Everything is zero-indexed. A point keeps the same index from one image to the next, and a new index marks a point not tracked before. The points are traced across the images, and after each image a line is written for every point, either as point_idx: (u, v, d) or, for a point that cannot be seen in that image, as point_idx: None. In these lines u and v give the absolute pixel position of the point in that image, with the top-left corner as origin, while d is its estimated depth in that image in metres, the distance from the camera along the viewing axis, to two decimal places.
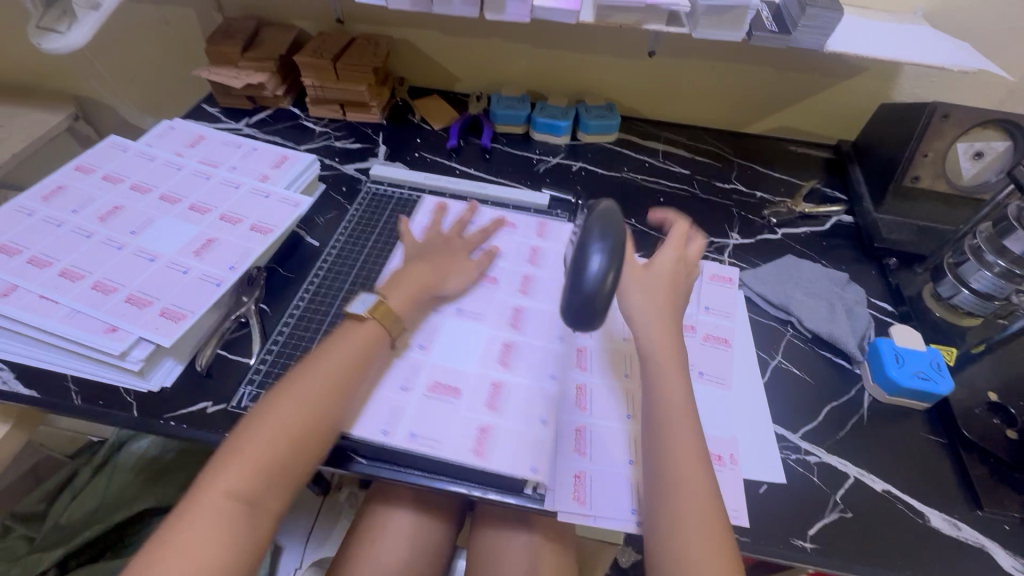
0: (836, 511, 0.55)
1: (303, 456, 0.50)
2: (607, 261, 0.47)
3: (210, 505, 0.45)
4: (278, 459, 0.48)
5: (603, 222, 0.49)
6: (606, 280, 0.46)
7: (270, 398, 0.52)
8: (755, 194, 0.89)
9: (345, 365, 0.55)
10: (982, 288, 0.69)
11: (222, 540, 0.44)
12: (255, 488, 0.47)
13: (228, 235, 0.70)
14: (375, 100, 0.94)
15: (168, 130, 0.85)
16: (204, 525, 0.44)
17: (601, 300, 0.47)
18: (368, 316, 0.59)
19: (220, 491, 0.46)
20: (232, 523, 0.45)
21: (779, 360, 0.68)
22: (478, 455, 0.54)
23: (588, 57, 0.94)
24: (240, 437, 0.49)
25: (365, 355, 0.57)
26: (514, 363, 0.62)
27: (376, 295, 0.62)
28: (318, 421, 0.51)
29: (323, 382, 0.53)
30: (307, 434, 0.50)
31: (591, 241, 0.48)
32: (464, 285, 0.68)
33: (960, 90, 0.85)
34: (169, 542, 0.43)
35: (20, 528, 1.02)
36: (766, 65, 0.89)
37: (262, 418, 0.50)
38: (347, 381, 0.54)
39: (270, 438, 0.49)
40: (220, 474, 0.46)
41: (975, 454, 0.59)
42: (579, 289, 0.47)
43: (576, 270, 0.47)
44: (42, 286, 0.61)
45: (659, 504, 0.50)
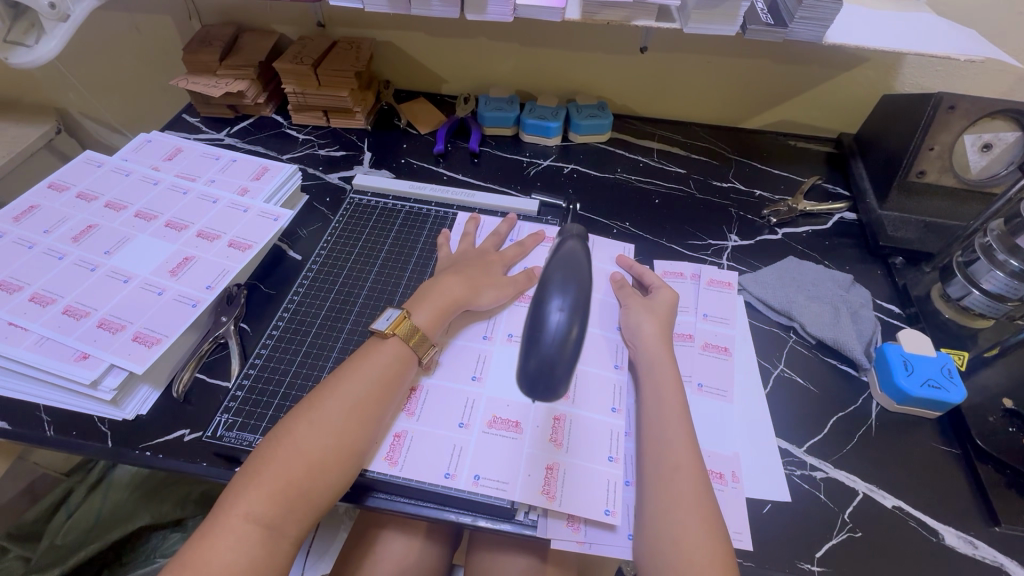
0: (844, 531, 0.52)
1: (325, 480, 0.48)
2: (569, 313, 0.32)
3: (229, 529, 0.44)
4: (297, 484, 0.47)
5: (566, 269, 0.34)
6: (569, 340, 0.31)
7: (291, 419, 0.50)
8: (754, 192, 0.86)
9: (373, 389, 0.53)
10: (994, 289, 0.65)
11: (240, 568, 0.43)
12: (273, 513, 0.46)
13: (205, 253, 0.67)
14: (359, 105, 0.91)
15: (145, 144, 0.82)
16: (223, 550, 0.43)
17: (564, 368, 0.31)
18: (390, 333, 0.57)
19: (239, 515, 0.45)
20: (250, 549, 0.44)
21: (781, 369, 0.65)
22: (549, 499, 0.52)
23: (578, 55, 0.90)
24: (261, 459, 0.48)
25: (391, 374, 0.54)
26: (576, 394, 0.59)
27: (401, 309, 0.59)
28: (339, 444, 0.49)
29: (345, 403, 0.51)
30: (327, 458, 0.48)
31: (549, 283, 0.33)
32: (498, 299, 0.64)
33: (967, 79, 0.82)
34: (186, 568, 0.42)
35: (17, 548, 0.95)
36: (764, 57, 0.85)
37: (282, 441, 0.49)
38: (370, 402, 0.52)
39: (289, 461, 0.47)
40: (239, 498, 0.46)
41: (990, 465, 0.56)
42: (534, 352, 0.31)
43: (528, 326, 0.32)
44: (11, 312, 0.59)
45: (654, 528, 0.48)
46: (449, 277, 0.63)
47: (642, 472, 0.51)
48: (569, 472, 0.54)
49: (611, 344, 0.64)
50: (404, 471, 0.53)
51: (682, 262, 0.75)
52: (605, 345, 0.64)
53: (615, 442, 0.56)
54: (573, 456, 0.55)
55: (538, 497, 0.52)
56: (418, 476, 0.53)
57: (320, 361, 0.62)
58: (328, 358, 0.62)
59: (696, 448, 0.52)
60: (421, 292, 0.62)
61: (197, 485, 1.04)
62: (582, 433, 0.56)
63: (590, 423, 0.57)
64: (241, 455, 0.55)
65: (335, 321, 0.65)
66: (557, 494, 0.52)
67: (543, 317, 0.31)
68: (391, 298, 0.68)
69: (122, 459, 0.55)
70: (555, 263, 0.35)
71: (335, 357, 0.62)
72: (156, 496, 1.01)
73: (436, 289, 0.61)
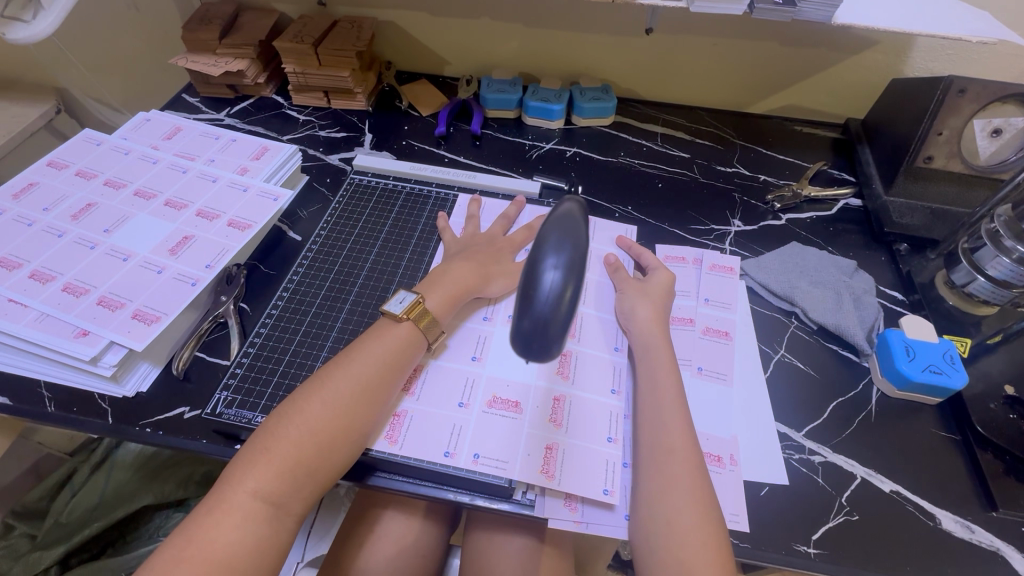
0: (841, 514, 0.53)
1: (333, 459, 0.48)
2: (564, 273, 0.32)
3: (235, 506, 0.44)
4: (305, 463, 0.47)
5: (561, 230, 0.34)
6: (563, 300, 0.32)
7: (299, 397, 0.50)
8: (759, 177, 0.85)
9: (378, 368, 0.53)
10: (1000, 276, 0.64)
11: (246, 544, 0.43)
12: (281, 491, 0.46)
13: (204, 232, 0.67)
14: (360, 86, 0.90)
15: (144, 123, 0.81)
16: (229, 527, 0.43)
17: (558, 328, 0.32)
18: (404, 317, 0.56)
19: (246, 493, 0.45)
20: (257, 526, 0.44)
21: (782, 354, 0.65)
22: (548, 478, 0.52)
23: (582, 36, 0.89)
24: (267, 437, 0.48)
25: (400, 356, 0.55)
26: (575, 376, 0.59)
27: (415, 293, 0.59)
28: (348, 424, 0.50)
29: (355, 383, 0.51)
30: (336, 437, 0.49)
31: (544, 244, 0.33)
32: (510, 288, 0.65)
33: (978, 62, 0.80)
34: (190, 544, 0.42)
35: (22, 525, 0.97)
36: (772, 38, 0.84)
37: (291, 419, 0.48)
38: (380, 383, 0.52)
39: (298, 440, 0.47)
40: (246, 475, 0.46)
41: (990, 452, 0.56)
42: (528, 310, 0.32)
43: (523, 284, 0.33)
44: (11, 289, 0.59)
45: (648, 509, 0.48)
46: (461, 264, 0.63)
47: (639, 453, 0.51)
48: (559, 445, 0.54)
49: (607, 326, 0.64)
50: (403, 450, 0.53)
51: (685, 246, 0.74)
52: (603, 328, 0.63)
53: (615, 423, 0.56)
54: (572, 436, 0.55)
55: (537, 476, 0.52)
56: (418, 454, 0.53)
57: (319, 341, 0.62)
58: (327, 338, 0.62)
59: (691, 432, 0.52)
60: (433, 277, 0.62)
61: (202, 465, 1.04)
62: (581, 413, 0.56)
63: (589, 404, 0.57)
64: (241, 432, 0.55)
65: (334, 301, 0.65)
66: (557, 473, 0.52)
67: (538, 279, 0.32)
68: (391, 280, 0.68)
69: (123, 436, 0.55)
70: (552, 224, 0.35)
71: (335, 337, 0.62)
72: (160, 477, 1.00)
73: (449, 278, 0.61)
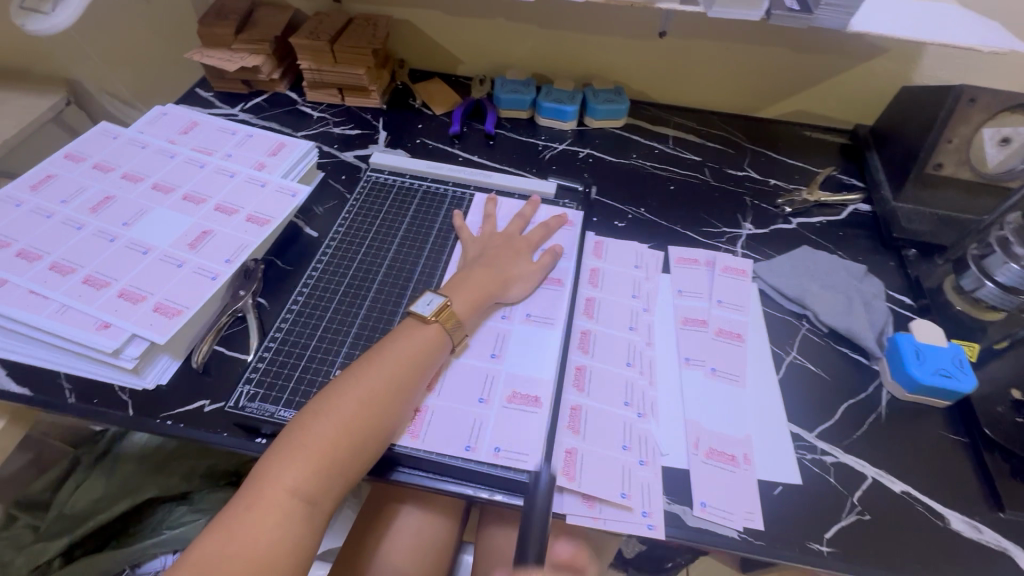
0: (853, 514, 0.54)
1: (364, 457, 0.49)
2: None
3: (273, 504, 0.45)
4: (339, 460, 0.48)
5: None
6: None
7: (331, 395, 0.51)
8: (769, 181, 0.86)
9: (407, 367, 0.54)
10: (1007, 281, 0.65)
11: (284, 542, 0.44)
12: (316, 487, 0.46)
13: (223, 227, 0.67)
14: (374, 84, 0.90)
15: (160, 116, 0.82)
16: (267, 524, 0.44)
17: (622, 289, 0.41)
18: (433, 318, 0.57)
19: (283, 490, 0.45)
20: (294, 523, 0.45)
21: (794, 356, 0.66)
22: (568, 480, 0.53)
23: (596, 39, 0.90)
24: (300, 434, 0.48)
25: (427, 355, 0.56)
26: (589, 387, 0.60)
27: (442, 295, 0.60)
28: (379, 422, 0.50)
29: (386, 383, 0.52)
30: (368, 436, 0.50)
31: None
32: (527, 292, 0.66)
33: (987, 71, 0.81)
34: (232, 541, 0.42)
35: (25, 517, 0.97)
36: (783, 44, 0.85)
37: (324, 417, 0.49)
38: (408, 382, 0.53)
39: (332, 438, 0.48)
40: (282, 472, 0.46)
41: (997, 454, 0.57)
42: None
43: None
44: (32, 281, 0.59)
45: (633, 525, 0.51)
46: (482, 272, 0.64)
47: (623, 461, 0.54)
48: (571, 444, 0.55)
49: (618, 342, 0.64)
50: (425, 445, 0.54)
51: (696, 248, 0.75)
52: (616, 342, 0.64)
53: (630, 430, 0.57)
54: (588, 444, 0.56)
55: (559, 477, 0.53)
56: (443, 450, 0.54)
57: (339, 337, 0.62)
58: (347, 334, 0.62)
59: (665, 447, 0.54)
60: (456, 282, 0.63)
61: (204, 459, 1.02)
62: (598, 421, 0.57)
63: (601, 414, 0.58)
64: (262, 426, 0.56)
65: (353, 298, 0.66)
66: (577, 475, 0.53)
67: None
68: (409, 277, 0.68)
69: (143, 428, 0.56)
70: None
71: (354, 333, 0.62)
72: (163, 470, 0.99)
73: (469, 280, 0.63)
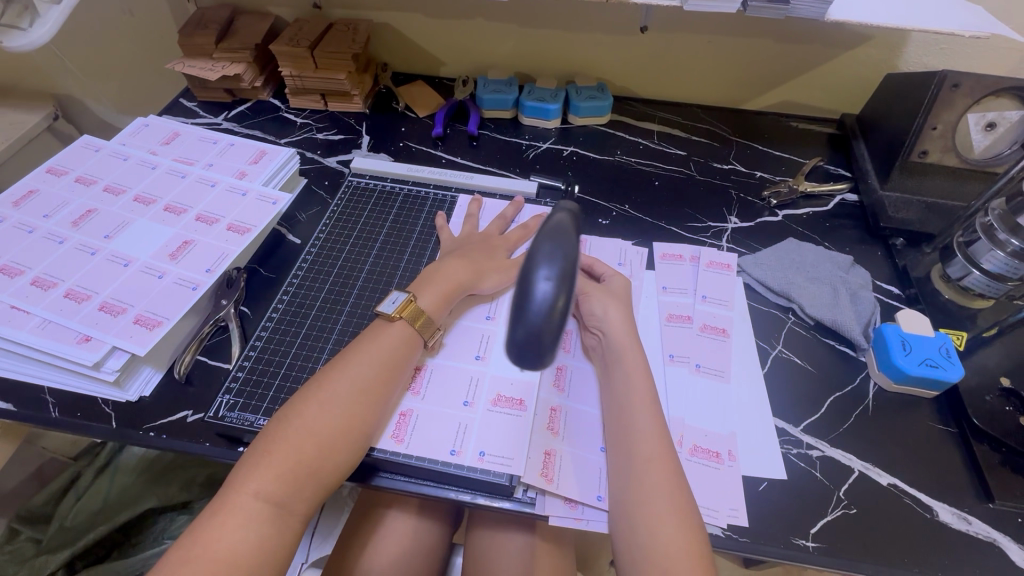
0: (839, 508, 0.53)
1: (334, 460, 0.49)
2: (556, 284, 0.35)
3: (239, 508, 0.45)
4: (306, 464, 0.48)
5: (554, 240, 0.38)
6: (556, 310, 0.35)
7: (299, 401, 0.51)
8: (755, 173, 0.86)
9: (376, 368, 0.54)
10: (994, 269, 0.64)
11: (249, 543, 0.44)
12: (284, 492, 0.46)
13: (204, 236, 0.67)
14: (356, 88, 0.90)
15: (142, 128, 0.82)
16: (232, 528, 0.44)
17: (550, 337, 0.35)
18: (397, 316, 0.57)
19: (249, 495, 0.46)
20: (260, 527, 0.45)
21: (780, 350, 0.65)
22: (547, 482, 0.52)
23: (577, 35, 0.89)
24: (268, 440, 0.49)
25: (398, 357, 0.55)
26: (571, 386, 0.60)
27: (407, 292, 0.60)
28: (348, 424, 0.50)
29: (353, 385, 0.52)
30: (337, 439, 0.49)
31: (537, 255, 0.37)
32: (500, 285, 0.65)
33: (972, 56, 0.80)
34: (195, 545, 0.43)
35: (27, 530, 0.96)
36: (766, 35, 0.84)
37: (290, 422, 0.49)
38: (377, 384, 0.53)
39: (297, 442, 0.48)
40: (247, 478, 0.46)
41: (986, 444, 0.56)
42: (522, 322, 0.35)
43: (518, 295, 0.36)
44: (13, 296, 0.59)
45: (631, 523, 0.48)
46: (454, 261, 0.63)
47: (614, 466, 0.52)
48: (552, 445, 0.55)
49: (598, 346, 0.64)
50: (409, 450, 0.54)
51: (681, 244, 0.75)
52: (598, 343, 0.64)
53: None
54: (571, 443, 0.55)
55: (538, 479, 0.52)
56: (424, 454, 0.54)
57: (319, 344, 0.62)
58: (328, 340, 0.62)
59: (666, 437, 0.52)
60: (424, 277, 0.62)
61: (202, 468, 1.03)
62: (579, 422, 0.57)
63: (585, 414, 0.58)
64: (244, 435, 0.56)
65: (334, 303, 0.66)
66: (556, 476, 0.53)
67: (531, 287, 0.35)
68: (390, 280, 0.68)
69: (128, 440, 0.56)
70: None
71: (335, 338, 0.62)
72: (162, 479, 1.00)
73: (453, 282, 0.62)
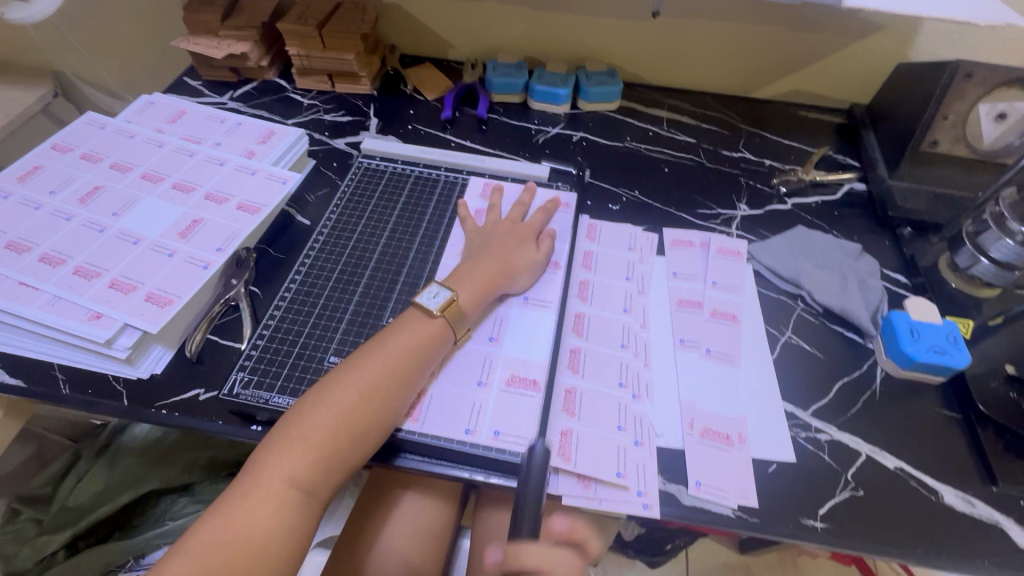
0: (847, 490, 0.54)
1: (363, 445, 0.50)
2: None
3: (270, 492, 0.45)
4: (337, 450, 0.48)
5: None
6: None
7: (329, 385, 0.51)
8: (764, 162, 0.86)
9: (407, 357, 0.54)
10: (1002, 258, 0.65)
11: (282, 528, 0.44)
12: (315, 477, 0.47)
13: (214, 215, 0.67)
14: (365, 69, 0.89)
15: (148, 106, 0.81)
16: (264, 512, 0.44)
17: None
18: (439, 314, 0.57)
19: (281, 479, 0.46)
20: (290, 512, 0.45)
21: (789, 336, 0.66)
22: (563, 461, 0.53)
23: (589, 19, 0.89)
24: (298, 424, 0.48)
25: (427, 344, 0.55)
26: (584, 369, 0.60)
27: (450, 290, 0.59)
28: (379, 412, 0.51)
29: (384, 373, 0.52)
30: (368, 427, 0.50)
31: None
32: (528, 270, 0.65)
33: (983, 47, 0.80)
34: (227, 528, 0.43)
35: (28, 510, 0.96)
36: (779, 23, 0.84)
37: (322, 407, 0.49)
38: (409, 373, 0.53)
39: (329, 428, 0.48)
40: (279, 463, 0.46)
41: (990, 429, 0.57)
42: None
43: None
44: (22, 272, 0.59)
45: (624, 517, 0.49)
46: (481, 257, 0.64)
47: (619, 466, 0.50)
48: (566, 425, 0.55)
49: (611, 326, 0.64)
50: (425, 429, 0.54)
51: (691, 230, 0.75)
52: (610, 325, 0.64)
53: (624, 412, 0.57)
54: (585, 423, 0.56)
55: (554, 458, 0.53)
56: (444, 434, 0.54)
57: (332, 325, 0.62)
58: (340, 321, 0.62)
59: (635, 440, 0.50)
60: (460, 272, 0.62)
61: (204, 450, 1.00)
62: (592, 404, 0.57)
63: (599, 395, 0.58)
64: (256, 413, 0.56)
65: (346, 284, 0.66)
66: (572, 456, 0.53)
67: None
68: (402, 264, 0.68)
69: (139, 418, 0.55)
70: None
71: (348, 320, 0.62)
72: (164, 461, 0.98)
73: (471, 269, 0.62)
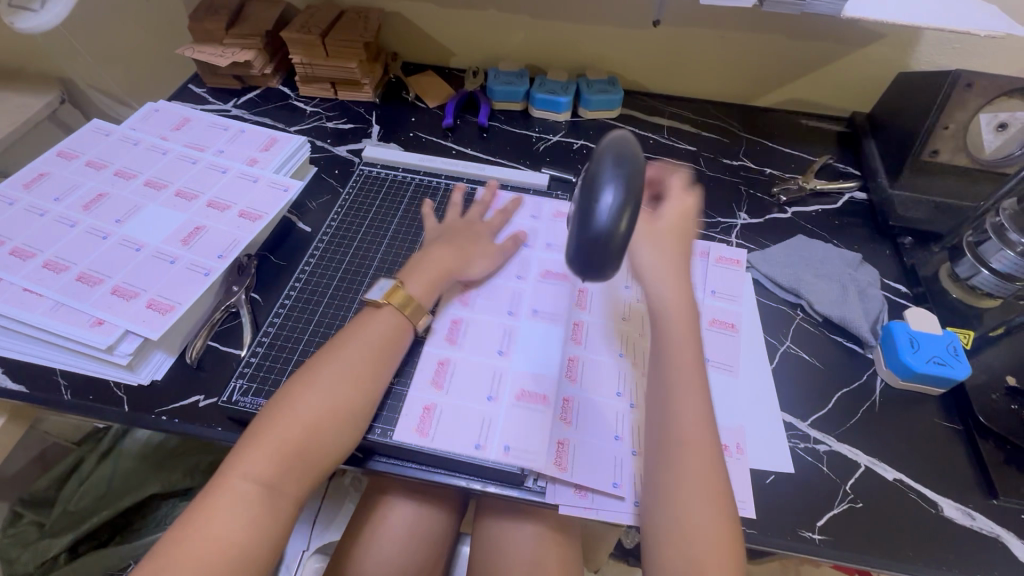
0: (845, 502, 0.54)
1: (324, 442, 0.49)
2: (619, 203, 0.42)
3: (229, 489, 0.45)
4: (297, 448, 0.48)
5: (617, 156, 0.44)
6: (619, 226, 0.42)
7: (290, 387, 0.52)
8: (765, 170, 0.86)
9: (366, 355, 0.54)
10: (1003, 269, 0.65)
11: (242, 523, 0.44)
12: (276, 475, 0.47)
13: (216, 222, 0.67)
14: (367, 77, 0.90)
15: (152, 113, 0.81)
16: (223, 508, 0.44)
17: (613, 249, 0.43)
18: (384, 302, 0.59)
19: (240, 477, 0.46)
20: (249, 507, 0.45)
21: (788, 345, 0.66)
22: (561, 470, 0.53)
23: (590, 27, 0.89)
24: (259, 426, 0.49)
25: (387, 341, 0.56)
26: (582, 378, 0.60)
27: (394, 280, 0.61)
28: (337, 408, 0.51)
29: (344, 371, 0.53)
30: (328, 423, 0.50)
31: (600, 176, 0.43)
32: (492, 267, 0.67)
33: (984, 56, 0.80)
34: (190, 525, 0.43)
35: (30, 514, 0.96)
36: (780, 32, 0.84)
37: (281, 408, 0.50)
38: (368, 370, 0.54)
39: (287, 426, 0.49)
40: (238, 463, 0.47)
41: (992, 441, 0.57)
42: (588, 235, 0.43)
43: (585, 211, 0.43)
44: (25, 279, 0.59)
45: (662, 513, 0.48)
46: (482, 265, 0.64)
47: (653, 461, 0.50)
48: (564, 435, 0.55)
49: (609, 335, 0.64)
50: (434, 443, 0.54)
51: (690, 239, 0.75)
52: (609, 334, 0.64)
53: (621, 422, 0.57)
54: (582, 433, 0.56)
55: (550, 467, 0.53)
56: (451, 448, 0.53)
57: (331, 334, 0.62)
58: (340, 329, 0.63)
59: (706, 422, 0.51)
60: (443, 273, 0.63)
61: (206, 454, 1.01)
62: (592, 415, 0.57)
63: (596, 404, 0.58)
64: None
65: (346, 292, 0.66)
66: (570, 465, 0.54)
67: (597, 209, 0.42)
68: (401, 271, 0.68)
69: (140, 424, 0.56)
70: (607, 145, 0.45)
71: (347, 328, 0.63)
72: (165, 466, 0.99)
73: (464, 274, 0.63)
